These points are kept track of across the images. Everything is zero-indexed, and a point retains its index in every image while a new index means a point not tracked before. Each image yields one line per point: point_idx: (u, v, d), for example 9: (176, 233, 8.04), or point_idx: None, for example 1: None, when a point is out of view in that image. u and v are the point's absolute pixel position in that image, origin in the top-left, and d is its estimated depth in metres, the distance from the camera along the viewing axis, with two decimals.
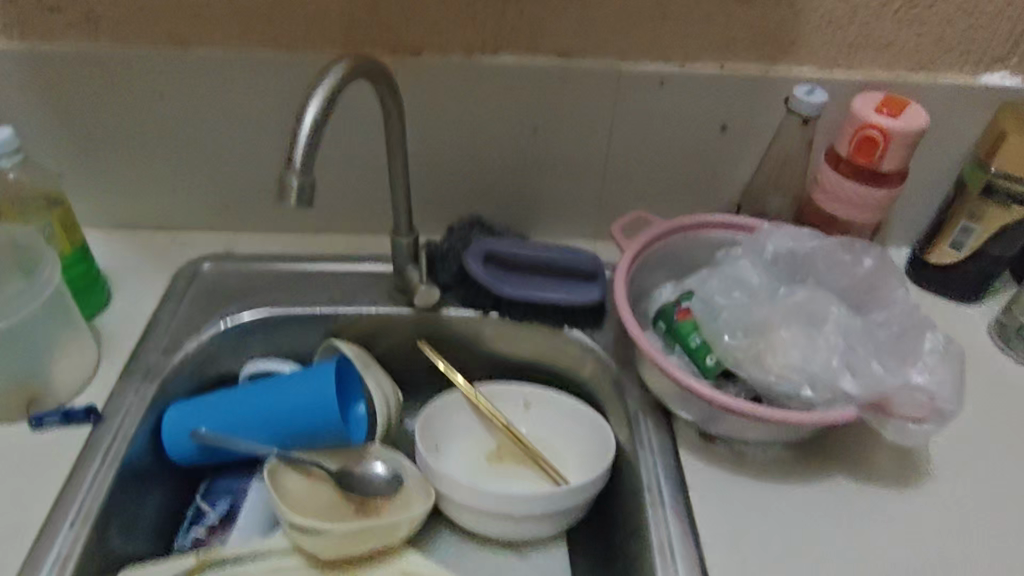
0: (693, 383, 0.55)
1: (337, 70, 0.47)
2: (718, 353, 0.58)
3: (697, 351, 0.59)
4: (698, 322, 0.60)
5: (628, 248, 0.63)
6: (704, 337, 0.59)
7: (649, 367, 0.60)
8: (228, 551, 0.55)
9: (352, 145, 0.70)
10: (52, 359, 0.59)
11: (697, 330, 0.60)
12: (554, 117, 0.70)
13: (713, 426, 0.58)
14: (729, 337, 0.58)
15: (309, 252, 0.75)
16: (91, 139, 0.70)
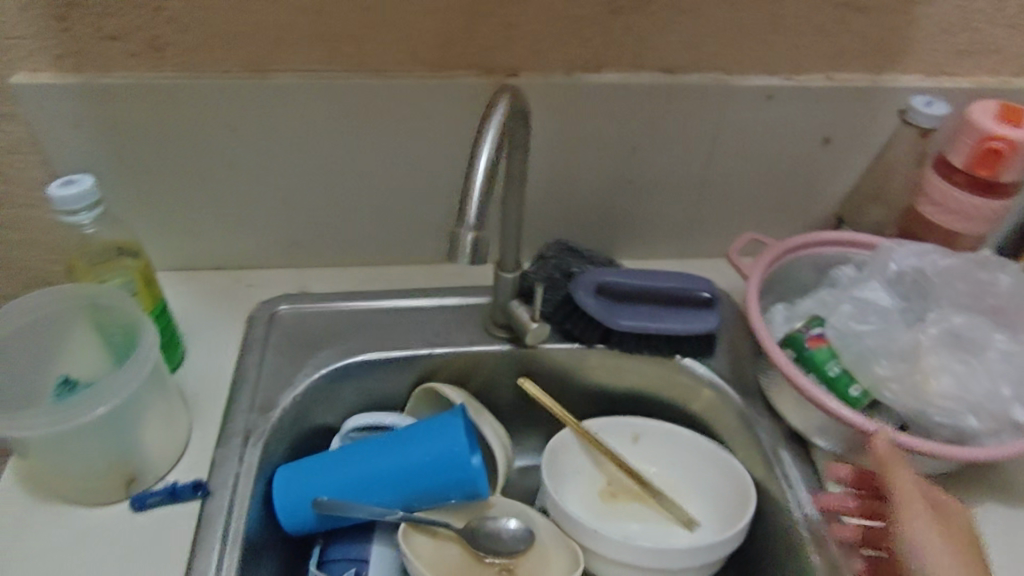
0: (851, 416, 0.52)
1: (500, 111, 0.44)
2: (864, 383, 0.55)
3: (836, 381, 0.55)
4: (836, 349, 0.56)
5: (754, 269, 0.60)
6: (843, 365, 0.55)
7: (786, 401, 0.58)
8: None
9: (441, 173, 0.65)
10: (152, 435, 0.53)
11: (835, 358, 0.56)
12: (656, 136, 0.65)
13: (862, 457, 0.56)
14: (880, 366, 0.55)
15: (389, 287, 0.70)
16: (148, 179, 0.62)
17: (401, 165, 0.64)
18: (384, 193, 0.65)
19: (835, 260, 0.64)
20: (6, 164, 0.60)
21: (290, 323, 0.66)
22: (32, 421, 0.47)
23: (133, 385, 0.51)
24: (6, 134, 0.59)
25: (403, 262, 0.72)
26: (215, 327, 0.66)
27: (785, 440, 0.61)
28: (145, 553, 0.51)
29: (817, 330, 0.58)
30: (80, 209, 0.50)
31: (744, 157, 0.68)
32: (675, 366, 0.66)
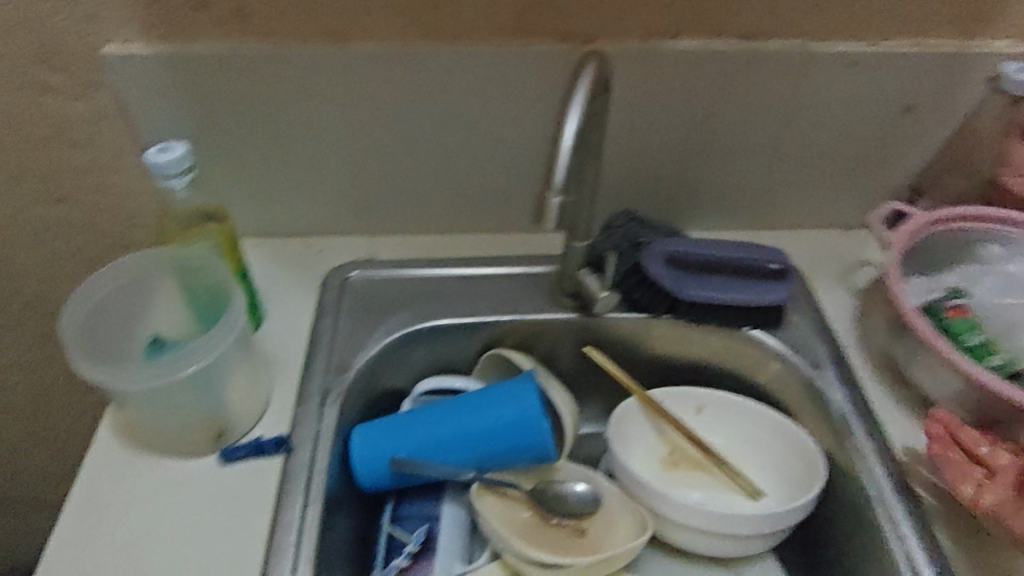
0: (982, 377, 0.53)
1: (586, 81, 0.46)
2: (1005, 356, 0.56)
3: (977, 351, 0.57)
4: (979, 324, 0.58)
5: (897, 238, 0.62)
6: (986, 337, 0.57)
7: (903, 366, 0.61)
8: None
9: (511, 141, 0.65)
10: (237, 391, 0.56)
11: (976, 330, 0.58)
12: (731, 105, 0.64)
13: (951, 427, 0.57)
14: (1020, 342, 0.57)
15: (456, 254, 0.71)
16: (230, 146, 0.64)
17: (474, 133, 0.64)
18: (455, 161, 0.66)
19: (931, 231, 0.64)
20: (94, 131, 0.62)
21: (362, 289, 0.68)
22: (132, 376, 0.50)
23: (220, 346, 0.53)
24: (95, 102, 0.61)
25: (470, 230, 0.73)
26: (288, 291, 0.68)
27: (858, 412, 0.60)
28: (233, 504, 0.53)
29: (957, 301, 0.60)
30: (173, 174, 0.55)
31: (820, 126, 0.67)
32: (742, 337, 0.66)
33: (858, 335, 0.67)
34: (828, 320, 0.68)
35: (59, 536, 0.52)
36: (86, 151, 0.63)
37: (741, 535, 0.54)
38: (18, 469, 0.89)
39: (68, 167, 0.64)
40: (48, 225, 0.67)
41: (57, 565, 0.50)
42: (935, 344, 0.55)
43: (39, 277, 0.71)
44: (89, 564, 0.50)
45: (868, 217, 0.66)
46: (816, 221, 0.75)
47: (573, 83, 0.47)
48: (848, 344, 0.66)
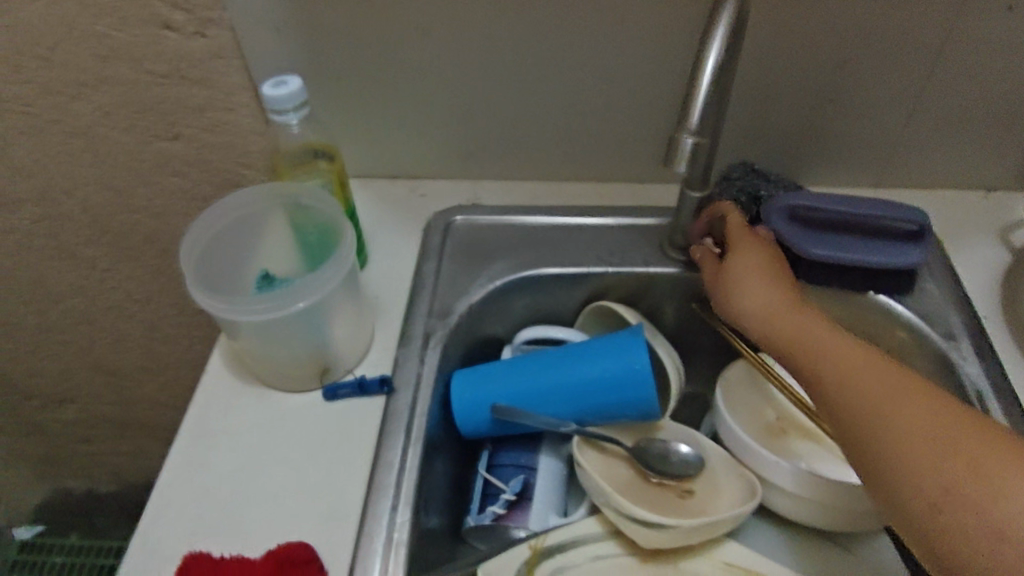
0: None
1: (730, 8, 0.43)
2: None
3: None
4: None
5: None
6: None
7: None
8: (554, 537, 0.52)
9: (627, 84, 0.61)
10: (343, 330, 0.56)
11: None
12: (873, 47, 0.59)
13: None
14: None
15: (560, 203, 0.69)
16: (341, 85, 0.63)
17: (590, 76, 0.61)
18: (568, 105, 0.63)
19: None
20: (210, 68, 0.62)
21: (465, 234, 0.66)
22: (250, 307, 0.51)
23: (331, 282, 0.53)
24: (213, 38, 0.60)
25: (576, 178, 0.70)
26: (392, 234, 0.68)
27: (996, 389, 0.55)
28: (337, 438, 0.54)
29: None
30: (289, 109, 0.55)
31: (973, 74, 0.60)
32: (867, 302, 0.61)
33: (997, 306, 0.61)
34: (967, 291, 0.62)
35: (172, 459, 0.54)
36: (202, 89, 0.63)
37: (855, 510, 0.51)
38: (132, 395, 0.94)
39: (186, 104, 0.64)
40: (166, 161, 0.69)
41: (171, 487, 0.52)
42: None
43: (156, 213, 0.74)
44: (201, 488, 0.52)
45: None
46: (953, 180, 0.69)
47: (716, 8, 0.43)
48: (987, 316, 0.61)
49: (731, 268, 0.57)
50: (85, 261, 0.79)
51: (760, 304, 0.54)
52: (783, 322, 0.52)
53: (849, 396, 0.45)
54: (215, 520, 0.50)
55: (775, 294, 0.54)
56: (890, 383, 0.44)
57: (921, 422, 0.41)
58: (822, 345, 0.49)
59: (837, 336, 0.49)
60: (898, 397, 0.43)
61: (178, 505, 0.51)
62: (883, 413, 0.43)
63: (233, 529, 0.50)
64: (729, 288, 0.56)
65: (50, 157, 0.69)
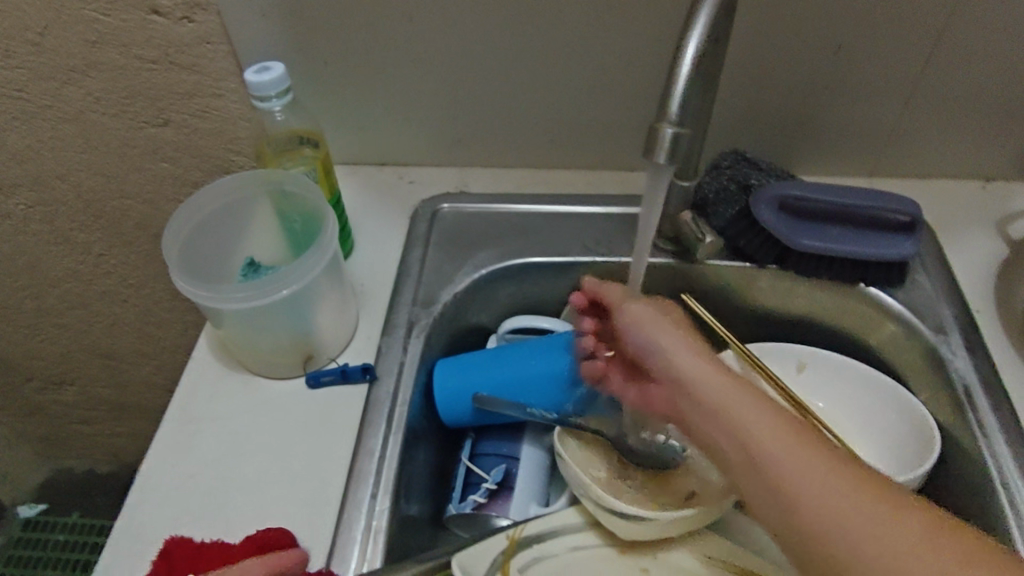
0: None
1: None
2: None
3: None
4: None
5: None
6: None
7: None
8: (531, 529, 0.51)
9: (615, 71, 0.61)
10: (325, 318, 0.56)
11: None
12: (866, 34, 0.57)
13: None
14: None
15: (548, 191, 0.68)
16: (327, 70, 0.63)
17: (578, 62, 0.60)
18: (558, 92, 0.63)
19: None
20: (198, 54, 0.61)
21: (450, 222, 0.66)
22: (231, 294, 0.50)
23: (314, 271, 0.53)
24: (200, 23, 0.60)
25: (565, 165, 0.69)
26: (379, 222, 0.67)
27: (984, 383, 0.55)
28: (319, 426, 0.54)
29: None
30: (273, 95, 0.54)
31: (970, 62, 0.59)
32: (856, 294, 0.61)
33: (989, 298, 0.60)
34: (960, 282, 0.61)
35: (156, 446, 0.54)
36: (191, 74, 0.63)
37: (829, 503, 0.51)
38: (128, 378, 0.95)
39: (174, 90, 0.64)
40: (155, 146, 0.69)
41: (156, 474, 0.52)
42: None
43: (147, 198, 0.74)
44: (184, 474, 0.52)
45: None
46: (949, 170, 0.68)
47: None
48: (979, 309, 0.60)
49: (639, 316, 0.47)
50: (79, 246, 0.79)
51: (684, 360, 0.43)
52: (718, 390, 0.40)
53: (796, 511, 0.34)
54: (197, 507, 0.51)
55: (697, 356, 0.43)
56: (844, 487, 0.33)
57: (898, 551, 0.31)
58: (756, 433, 0.37)
59: (784, 428, 0.36)
60: (857, 511, 0.32)
61: (162, 491, 0.52)
62: (842, 537, 0.32)
63: (215, 515, 0.50)
64: (648, 337, 0.46)
65: (42, 143, 0.69)
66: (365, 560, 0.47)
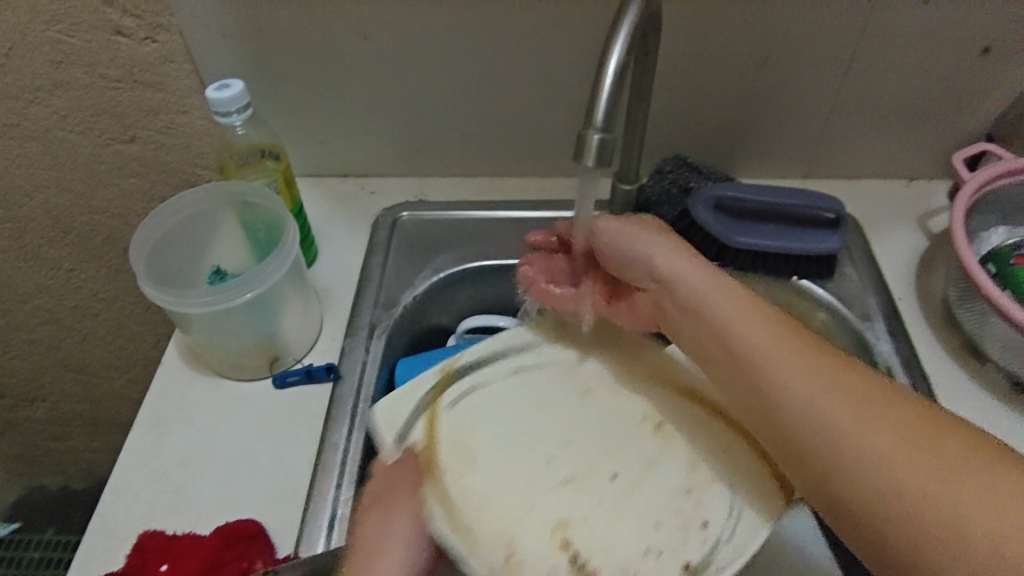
0: (1002, 300, 0.53)
1: (635, 7, 0.43)
2: None
3: None
4: None
5: (971, 180, 0.60)
6: None
7: (964, 310, 0.59)
8: (466, 360, 0.52)
9: (561, 84, 0.64)
10: (289, 320, 0.59)
11: None
12: (789, 46, 0.62)
13: (1011, 362, 0.55)
14: None
15: (503, 198, 0.72)
16: (288, 87, 0.66)
17: (525, 76, 0.64)
18: (508, 104, 0.66)
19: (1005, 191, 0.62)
20: (161, 72, 0.64)
21: (411, 229, 0.70)
22: (195, 299, 0.53)
23: (277, 273, 0.55)
24: (163, 43, 0.63)
25: (519, 173, 0.73)
26: (341, 229, 0.70)
27: (904, 364, 0.59)
28: (286, 423, 0.57)
29: None
30: (234, 111, 0.57)
31: (885, 69, 0.64)
32: (790, 286, 0.65)
33: (910, 287, 0.65)
34: (883, 273, 0.66)
35: (129, 445, 0.56)
36: (156, 92, 0.66)
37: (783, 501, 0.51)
38: (100, 392, 0.96)
39: (139, 107, 0.67)
40: (123, 162, 0.71)
41: (129, 471, 0.55)
42: (965, 264, 0.55)
43: (116, 213, 0.76)
44: (155, 472, 0.55)
45: (951, 158, 0.65)
46: (876, 170, 0.73)
47: (620, 11, 0.43)
48: (901, 298, 0.65)
49: (619, 233, 0.50)
50: (49, 261, 0.81)
51: (674, 264, 0.47)
52: (702, 289, 0.44)
53: (777, 395, 0.38)
54: (169, 501, 0.53)
55: (695, 263, 0.46)
56: (831, 388, 0.36)
57: (868, 444, 0.34)
58: (768, 369, 0.39)
59: (787, 348, 0.39)
60: (837, 408, 0.36)
61: (135, 488, 0.54)
62: (822, 426, 0.36)
63: (187, 508, 0.53)
64: (631, 246, 0.49)
65: (9, 162, 0.71)
66: (331, 546, 0.50)
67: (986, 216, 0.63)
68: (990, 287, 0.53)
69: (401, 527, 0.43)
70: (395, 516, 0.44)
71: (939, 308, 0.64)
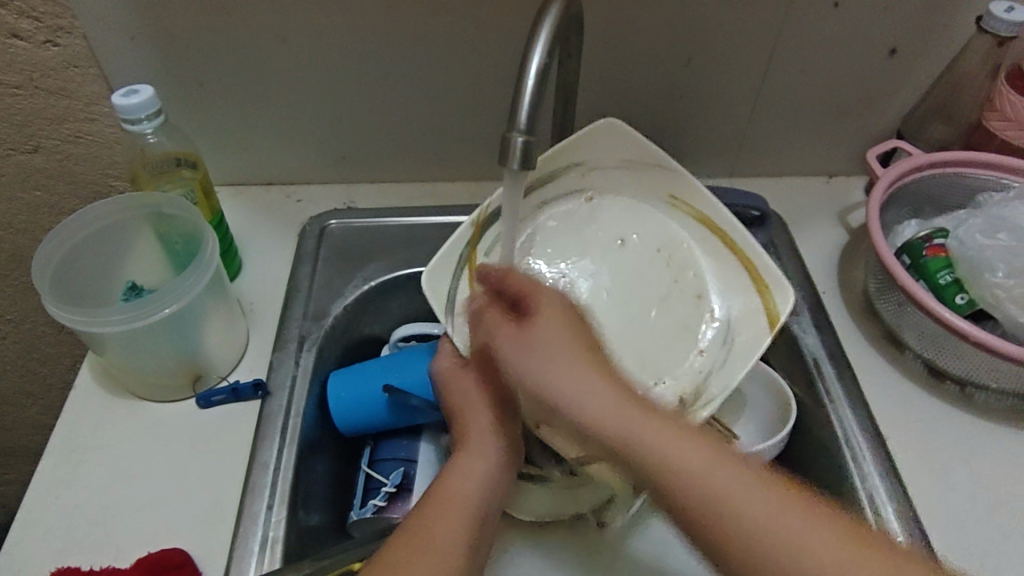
0: (918, 291, 0.55)
1: (556, 8, 0.42)
2: (971, 293, 0.58)
3: (945, 289, 0.58)
4: (953, 259, 0.59)
5: (884, 175, 0.63)
6: (957, 275, 0.58)
7: (882, 301, 0.61)
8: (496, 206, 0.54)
9: (489, 87, 0.64)
10: (211, 337, 0.56)
11: (949, 268, 0.59)
12: (711, 47, 0.63)
13: (926, 349, 0.58)
14: (989, 276, 0.57)
15: (435, 203, 0.71)
16: (203, 93, 0.63)
17: (452, 79, 0.63)
18: (435, 108, 0.65)
19: (914, 185, 0.65)
20: (65, 78, 0.61)
21: (340, 238, 0.68)
22: (105, 317, 0.50)
23: (197, 287, 0.53)
24: (66, 47, 0.59)
25: (450, 178, 0.72)
26: (267, 239, 0.68)
27: (829, 355, 0.61)
28: (212, 444, 0.54)
29: (939, 241, 0.61)
30: (143, 118, 0.54)
31: (801, 70, 0.66)
32: None
33: (832, 280, 0.68)
34: (807, 268, 0.68)
35: (39, 478, 0.52)
36: (60, 99, 0.62)
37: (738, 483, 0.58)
38: (11, 421, 0.90)
39: (42, 115, 0.63)
40: (26, 174, 0.67)
41: (40, 505, 0.51)
42: (883, 257, 0.57)
43: (21, 229, 0.71)
44: (68, 504, 0.51)
45: (865, 155, 0.67)
46: (797, 168, 0.75)
47: (541, 12, 0.43)
48: (824, 291, 0.67)
49: (532, 368, 0.41)
50: None
51: (589, 408, 0.39)
52: (609, 417, 0.39)
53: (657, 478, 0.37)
54: (86, 534, 0.50)
55: (616, 396, 0.40)
56: (708, 455, 0.37)
57: (750, 519, 0.35)
58: (647, 454, 0.37)
59: (659, 425, 0.38)
60: (716, 478, 0.36)
61: (47, 522, 0.50)
62: (702, 500, 0.36)
63: (106, 541, 0.50)
64: (548, 384, 0.41)
65: None
66: (263, 570, 0.48)
67: (899, 210, 0.66)
68: (906, 279, 0.56)
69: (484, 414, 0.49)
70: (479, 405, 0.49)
71: (860, 299, 0.66)
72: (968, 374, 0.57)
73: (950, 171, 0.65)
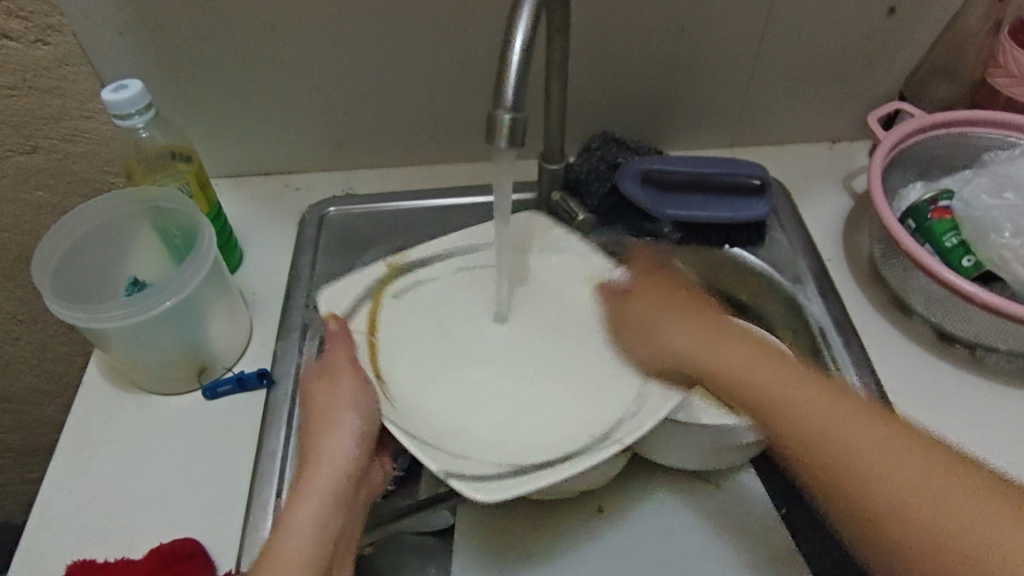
0: (922, 254, 0.54)
1: None
2: (978, 255, 0.57)
3: (951, 252, 0.57)
4: (959, 221, 0.58)
5: (886, 138, 0.62)
6: (963, 237, 0.57)
7: (889, 266, 0.60)
8: (413, 258, 0.54)
9: (482, 65, 0.63)
10: (214, 329, 0.57)
11: (956, 230, 0.58)
12: (704, 14, 0.62)
13: (935, 313, 0.57)
14: (995, 238, 0.56)
15: (434, 186, 0.71)
16: (195, 85, 0.63)
17: (445, 59, 0.63)
18: (429, 89, 0.65)
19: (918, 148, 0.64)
20: (57, 77, 0.61)
21: (340, 224, 0.68)
22: (105, 313, 0.50)
23: (195, 280, 0.53)
24: (57, 45, 0.59)
25: (449, 160, 0.72)
26: (268, 230, 0.68)
27: (836, 323, 0.61)
28: (220, 433, 0.55)
29: (945, 203, 0.60)
30: (133, 113, 0.54)
31: (798, 35, 0.64)
32: (722, 255, 0.66)
33: (836, 246, 0.67)
34: (812, 236, 0.67)
35: (52, 475, 0.53)
36: (54, 97, 0.62)
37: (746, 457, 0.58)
38: (33, 420, 0.91)
39: (39, 115, 0.63)
40: (27, 175, 0.67)
41: (54, 501, 0.52)
42: (885, 221, 0.57)
43: (26, 230, 0.71)
44: (82, 497, 0.52)
45: (866, 118, 0.66)
46: (799, 135, 0.74)
47: None
48: (829, 258, 0.66)
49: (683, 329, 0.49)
50: None
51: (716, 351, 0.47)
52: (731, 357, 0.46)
53: (774, 405, 0.43)
54: (99, 527, 0.50)
55: (745, 351, 0.47)
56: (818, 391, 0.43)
57: (845, 425, 0.40)
58: (769, 388, 0.44)
59: (762, 361, 0.46)
60: (821, 404, 0.42)
61: (61, 515, 0.51)
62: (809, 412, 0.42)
63: (118, 533, 0.50)
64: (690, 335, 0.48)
65: None
66: None
67: (904, 173, 0.65)
68: (909, 242, 0.55)
69: (349, 417, 0.46)
70: (340, 411, 0.46)
71: (866, 265, 0.65)
72: (976, 336, 0.56)
73: (956, 130, 0.63)
